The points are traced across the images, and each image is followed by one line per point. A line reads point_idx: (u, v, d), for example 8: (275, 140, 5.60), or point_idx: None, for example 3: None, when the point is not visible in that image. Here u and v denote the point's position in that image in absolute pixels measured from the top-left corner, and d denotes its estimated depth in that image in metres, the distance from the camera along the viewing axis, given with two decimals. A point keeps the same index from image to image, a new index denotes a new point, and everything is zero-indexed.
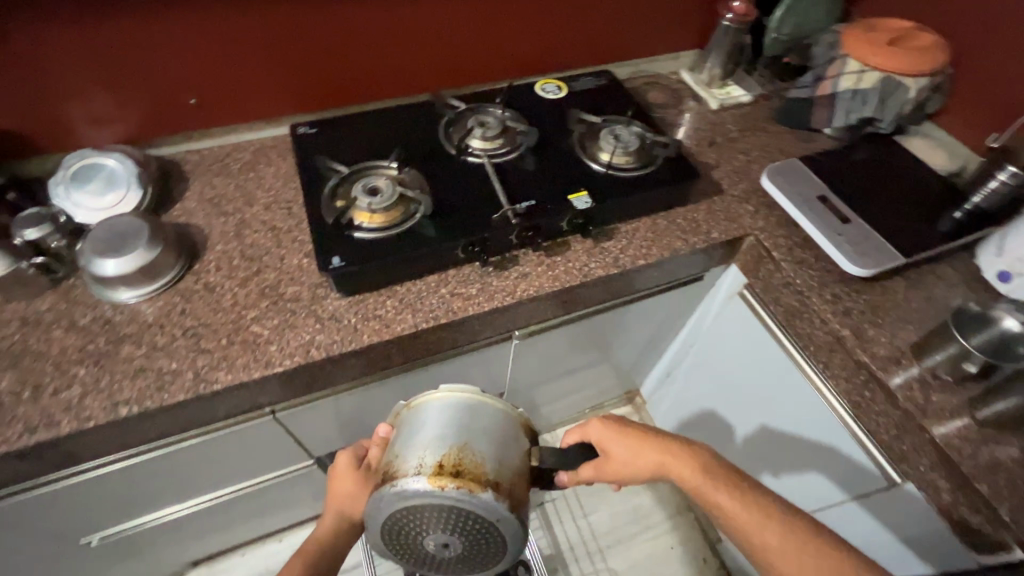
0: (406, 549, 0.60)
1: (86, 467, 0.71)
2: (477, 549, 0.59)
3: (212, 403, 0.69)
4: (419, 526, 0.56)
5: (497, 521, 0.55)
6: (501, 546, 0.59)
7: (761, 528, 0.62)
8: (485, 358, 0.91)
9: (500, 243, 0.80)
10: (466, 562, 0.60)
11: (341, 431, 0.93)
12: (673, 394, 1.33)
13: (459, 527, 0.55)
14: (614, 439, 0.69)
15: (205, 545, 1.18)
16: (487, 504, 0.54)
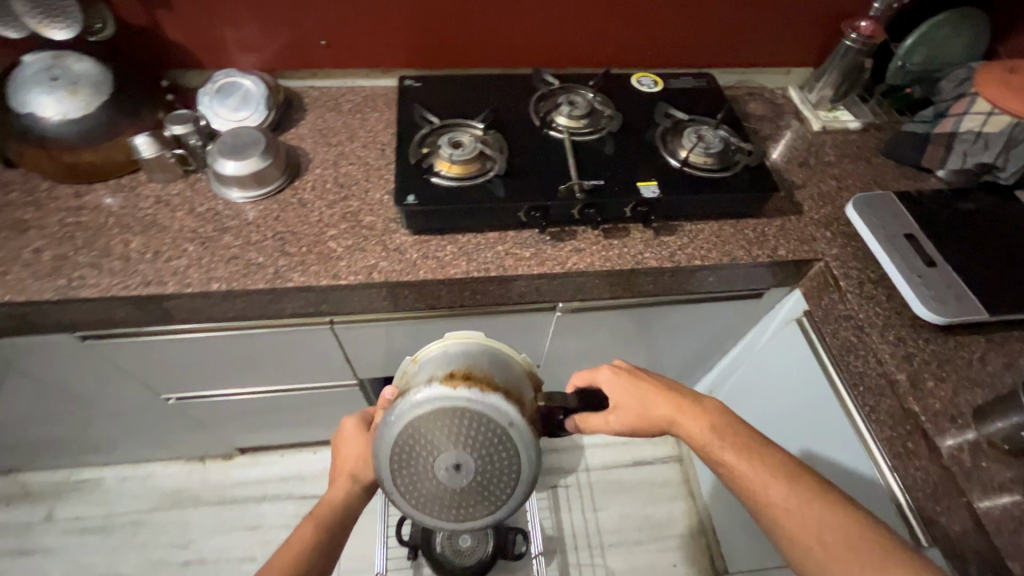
0: (417, 492, 0.56)
1: (178, 329, 0.85)
2: (491, 479, 0.56)
3: (284, 298, 0.80)
4: (431, 444, 0.55)
5: (509, 426, 0.56)
6: (516, 476, 0.57)
7: (767, 487, 0.63)
8: (526, 323, 0.96)
9: (562, 215, 0.84)
10: (480, 500, 0.56)
11: (386, 358, 1.02)
12: None
13: (472, 439, 0.55)
14: (626, 390, 0.75)
15: (254, 436, 1.34)
16: (499, 405, 0.56)
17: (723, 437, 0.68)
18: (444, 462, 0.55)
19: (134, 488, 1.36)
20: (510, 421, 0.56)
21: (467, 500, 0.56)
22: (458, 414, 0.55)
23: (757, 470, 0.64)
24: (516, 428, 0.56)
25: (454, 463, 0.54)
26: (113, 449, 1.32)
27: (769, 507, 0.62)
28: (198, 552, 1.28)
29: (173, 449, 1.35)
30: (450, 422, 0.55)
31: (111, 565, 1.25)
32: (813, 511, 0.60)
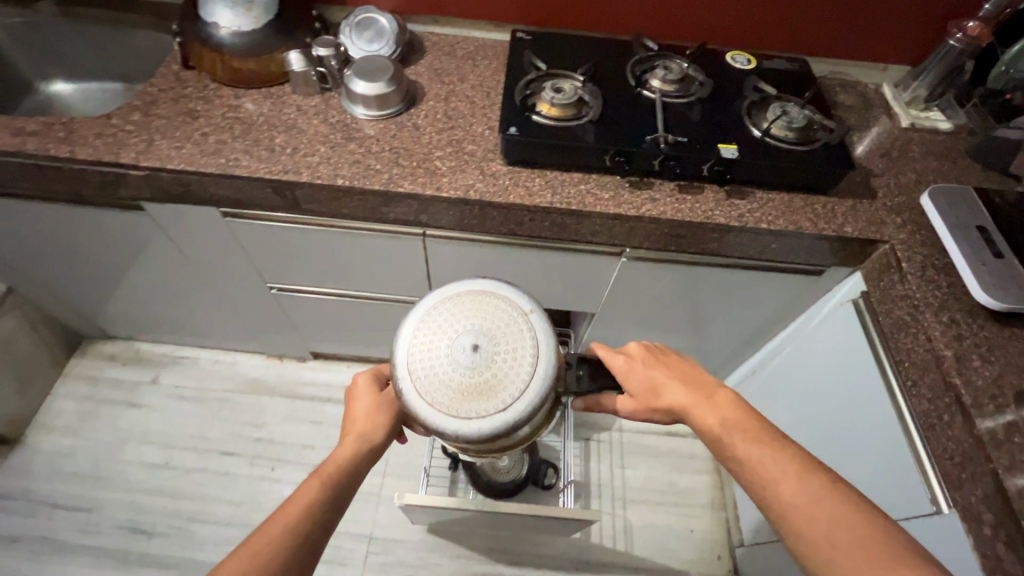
0: (439, 374, 0.67)
1: (302, 218, 1.01)
2: (502, 362, 0.68)
3: (392, 202, 0.93)
4: (455, 332, 0.69)
5: (522, 317, 0.70)
6: (526, 363, 0.67)
7: (779, 483, 0.68)
8: (591, 264, 1.06)
9: (643, 166, 0.92)
10: (495, 382, 0.67)
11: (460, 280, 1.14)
12: (753, 391, 1.36)
13: (491, 325, 0.69)
14: (647, 375, 0.82)
15: (328, 343, 1.50)
16: (514, 301, 0.72)
17: (736, 433, 0.73)
18: (464, 341, 0.68)
19: (223, 371, 1.56)
20: (523, 313, 0.71)
21: (483, 379, 0.66)
22: (479, 309, 0.71)
23: (769, 465, 0.70)
24: (526, 320, 0.70)
25: (473, 340, 0.67)
26: (212, 333, 1.52)
27: (779, 503, 0.67)
28: (268, 432, 1.46)
29: (259, 343, 1.55)
30: (472, 313, 0.70)
31: (198, 428, 1.45)
32: (822, 508, 0.65)
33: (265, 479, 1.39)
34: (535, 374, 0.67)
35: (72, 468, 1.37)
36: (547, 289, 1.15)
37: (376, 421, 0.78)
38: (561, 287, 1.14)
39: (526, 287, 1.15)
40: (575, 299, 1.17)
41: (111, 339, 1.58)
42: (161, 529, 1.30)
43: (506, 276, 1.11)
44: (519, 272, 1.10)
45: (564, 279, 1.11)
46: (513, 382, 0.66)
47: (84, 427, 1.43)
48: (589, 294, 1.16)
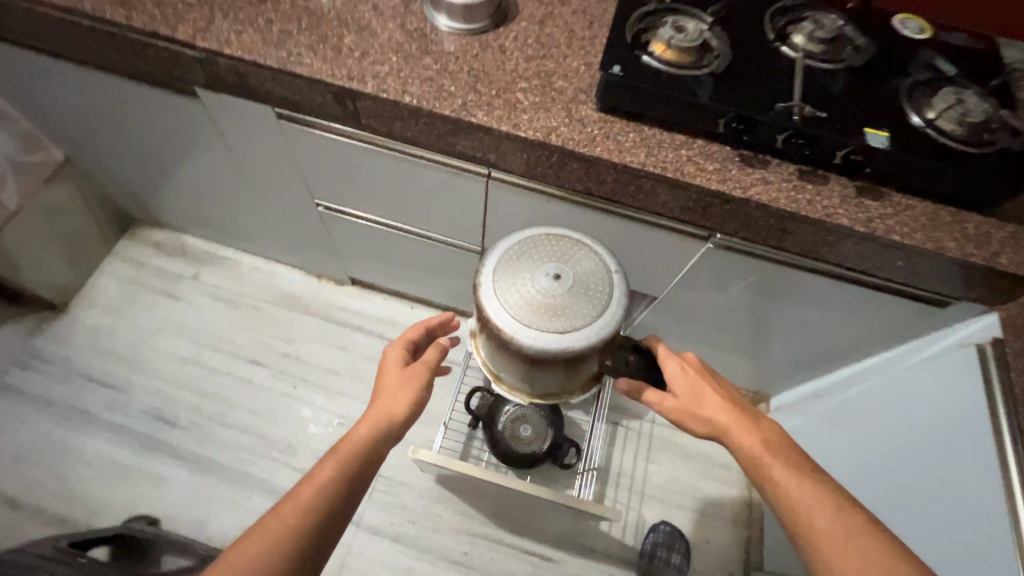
0: (511, 283, 0.60)
1: (361, 136, 0.92)
2: (578, 300, 0.59)
3: (461, 133, 0.81)
4: (543, 255, 0.62)
5: (613, 272, 0.62)
6: (601, 311, 0.58)
7: (816, 514, 0.65)
8: (668, 245, 0.93)
9: (763, 139, 0.76)
10: (560, 313, 0.58)
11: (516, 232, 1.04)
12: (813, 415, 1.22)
13: (582, 262, 0.62)
14: (697, 380, 0.76)
15: (369, 271, 1.45)
16: (610, 257, 0.64)
17: (771, 453, 0.70)
18: (547, 267, 0.60)
19: (261, 280, 1.54)
20: (613, 268, 0.62)
21: (550, 304, 0.59)
22: (577, 248, 0.63)
23: (804, 492, 0.66)
24: (614, 275, 0.62)
25: (556, 267, 0.60)
26: (255, 239, 1.49)
27: (811, 531, 0.64)
28: (296, 349, 1.44)
29: (299, 258, 1.51)
30: (563, 249, 0.63)
31: (229, 332, 1.45)
32: (858, 545, 0.62)
33: (286, 395, 1.38)
34: (600, 326, 0.58)
35: (109, 346, 1.40)
36: (611, 262, 1.03)
37: (400, 399, 0.75)
38: (627, 264, 1.02)
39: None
40: (638, 278, 1.05)
41: (159, 227, 1.58)
42: (182, 422, 1.32)
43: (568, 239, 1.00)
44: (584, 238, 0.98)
45: (632, 255, 0.99)
46: (577, 321, 0.58)
47: (125, 309, 1.45)
48: (655, 277, 1.04)
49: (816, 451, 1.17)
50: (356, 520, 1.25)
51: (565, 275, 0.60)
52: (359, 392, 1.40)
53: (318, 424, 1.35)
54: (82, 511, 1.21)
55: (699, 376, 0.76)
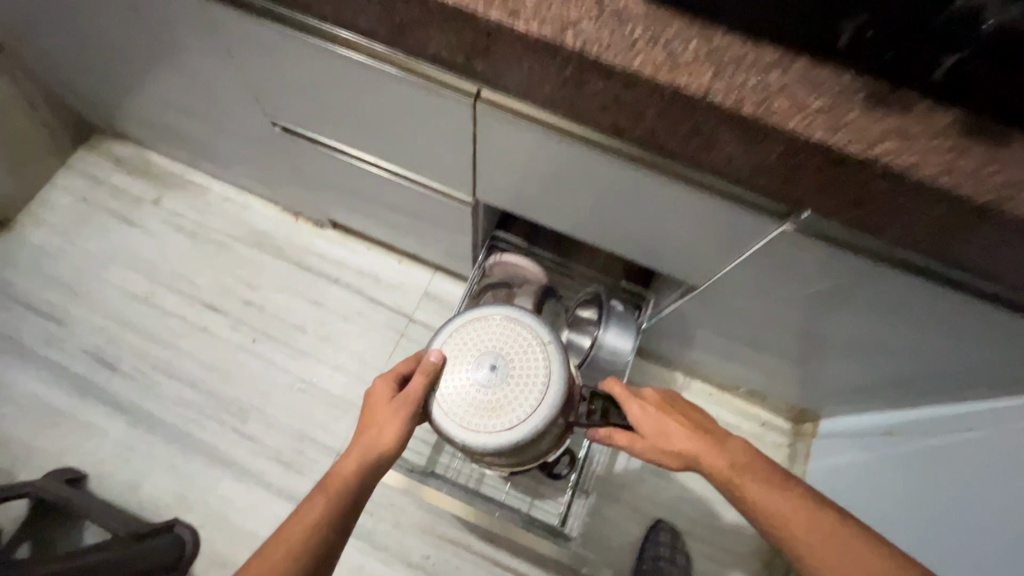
0: (458, 388, 0.75)
1: (313, 28, 0.68)
2: (517, 384, 0.74)
3: (432, 21, 0.54)
4: (479, 351, 0.76)
5: (544, 344, 0.76)
6: (536, 389, 0.73)
7: (793, 525, 0.63)
8: (721, 219, 0.66)
9: (912, 60, 0.46)
10: (503, 406, 0.73)
11: (516, 180, 0.78)
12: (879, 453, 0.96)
13: (513, 346, 0.76)
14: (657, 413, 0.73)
15: (351, 211, 1.21)
16: (538, 330, 0.77)
17: (738, 471, 0.68)
18: (489, 362, 0.75)
19: (229, 212, 1.33)
20: (546, 344, 0.76)
21: (493, 400, 0.73)
22: (504, 334, 0.77)
23: (780, 504, 0.65)
24: (546, 350, 0.76)
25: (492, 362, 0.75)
26: (222, 162, 1.27)
27: (789, 540, 0.63)
28: (260, 297, 1.24)
29: (273, 191, 1.28)
30: (492, 342, 0.77)
31: (187, 269, 1.26)
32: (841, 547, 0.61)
33: (244, 348, 1.20)
34: (546, 403, 0.72)
35: (52, 272, 1.23)
36: (640, 234, 0.77)
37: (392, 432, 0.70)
38: (661, 238, 0.75)
39: (608, 222, 0.77)
40: (675, 258, 0.79)
41: (121, 139, 1.37)
42: (125, 367, 1.16)
43: (584, 198, 0.74)
44: (605, 198, 0.72)
45: (669, 227, 0.72)
46: (519, 406, 0.72)
47: (74, 231, 1.27)
48: (697, 259, 0.77)
49: (874, 502, 0.91)
50: None
51: (508, 366, 0.75)
52: (327, 355, 1.20)
53: (276, 387, 1.17)
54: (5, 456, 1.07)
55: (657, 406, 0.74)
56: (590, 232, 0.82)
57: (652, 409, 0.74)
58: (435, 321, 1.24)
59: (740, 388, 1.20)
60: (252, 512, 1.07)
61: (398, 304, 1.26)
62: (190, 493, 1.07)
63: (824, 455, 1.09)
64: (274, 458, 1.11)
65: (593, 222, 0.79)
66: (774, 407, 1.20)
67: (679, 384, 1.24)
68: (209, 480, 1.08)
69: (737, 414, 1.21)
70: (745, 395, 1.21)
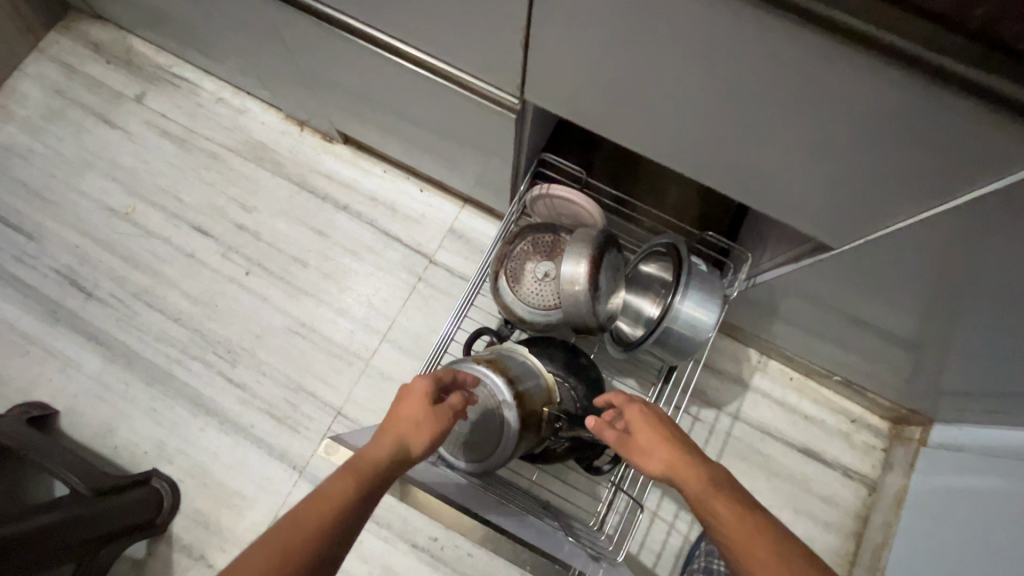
0: None
1: None
2: (474, 439, 0.66)
3: None
4: None
5: (503, 400, 0.65)
6: (495, 446, 0.65)
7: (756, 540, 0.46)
8: (960, 122, 0.40)
9: None
10: (465, 457, 0.67)
11: (606, 58, 0.53)
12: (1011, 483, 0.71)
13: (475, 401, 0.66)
14: (649, 418, 0.59)
15: (366, 121, 0.97)
16: (497, 386, 0.65)
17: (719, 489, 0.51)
18: None
19: (223, 118, 1.11)
20: (503, 395, 0.65)
21: (455, 450, 0.67)
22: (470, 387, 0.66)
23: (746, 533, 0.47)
24: (504, 409, 0.64)
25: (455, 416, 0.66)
26: (211, 53, 1.03)
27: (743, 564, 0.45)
28: (256, 223, 1.05)
29: (273, 93, 1.05)
30: None
31: (173, 183, 1.06)
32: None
33: (235, 281, 1.01)
34: (500, 457, 0.65)
35: (23, 176, 1.05)
36: (783, 149, 0.52)
37: (426, 433, 0.54)
38: (829, 154, 0.50)
39: (746, 130, 0.52)
40: (825, 191, 0.55)
41: (103, 22, 1.14)
42: (101, 293, 1.00)
43: (720, 86, 0.48)
44: (753, 90, 0.47)
45: (854, 136, 0.46)
46: (480, 460, 0.66)
47: (47, 129, 1.08)
48: (876, 193, 0.51)
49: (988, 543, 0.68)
50: (299, 465, 0.93)
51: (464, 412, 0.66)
52: (331, 297, 1.01)
53: (270, 329, 0.99)
54: None
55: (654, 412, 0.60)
56: (704, 144, 0.58)
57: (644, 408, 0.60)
58: (459, 267, 1.03)
59: (835, 377, 0.96)
60: (239, 470, 0.93)
61: (417, 241, 1.04)
62: (170, 443, 0.93)
63: (936, 472, 0.85)
64: (265, 411, 0.95)
65: (722, 129, 0.54)
66: (874, 405, 0.96)
67: (752, 364, 1.00)
68: (192, 430, 0.94)
69: (821, 406, 0.98)
70: (837, 384, 0.97)
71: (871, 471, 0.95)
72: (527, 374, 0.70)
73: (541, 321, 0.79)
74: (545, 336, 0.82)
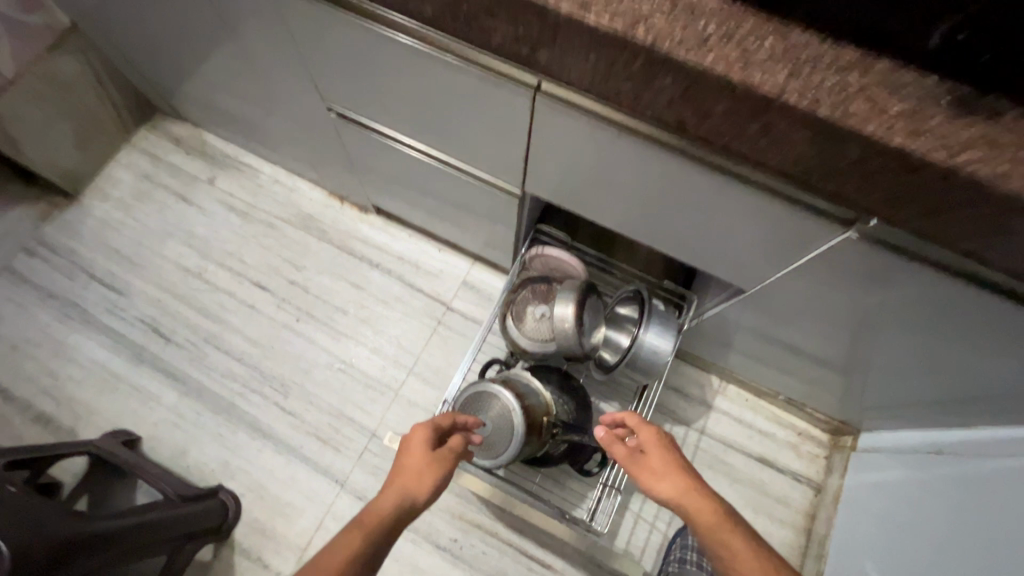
0: None
1: (368, 15, 0.68)
2: (491, 441, 0.86)
3: (497, 13, 0.54)
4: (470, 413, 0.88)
5: (512, 409, 0.86)
6: (506, 445, 0.85)
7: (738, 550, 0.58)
8: (779, 221, 0.64)
9: (1007, 69, 0.43)
10: (484, 455, 0.86)
11: (573, 175, 0.77)
12: (916, 472, 0.91)
13: (491, 411, 0.86)
14: (657, 443, 0.72)
15: (396, 198, 1.23)
16: (507, 399, 0.86)
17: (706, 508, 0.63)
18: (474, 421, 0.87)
19: (278, 194, 1.37)
20: (512, 405, 0.86)
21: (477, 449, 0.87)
22: (487, 401, 0.87)
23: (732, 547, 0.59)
24: (512, 416, 0.85)
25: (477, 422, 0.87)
26: (273, 145, 1.30)
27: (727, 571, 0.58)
28: (305, 278, 1.28)
29: (321, 175, 1.31)
30: (478, 405, 0.88)
31: (237, 248, 1.30)
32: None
33: (288, 327, 1.24)
34: (510, 453, 0.85)
35: (115, 244, 1.29)
36: (694, 236, 0.76)
37: (422, 486, 0.67)
38: (721, 240, 0.74)
39: (663, 224, 0.77)
40: (728, 262, 0.79)
41: (181, 120, 1.42)
42: (177, 338, 1.21)
43: (646, 196, 0.73)
44: (667, 200, 0.71)
45: (732, 230, 0.70)
46: (495, 457, 0.85)
47: (135, 207, 1.33)
48: (757, 263, 0.75)
49: (900, 524, 0.88)
50: (340, 479, 1.12)
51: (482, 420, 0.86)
52: (366, 338, 1.23)
53: (317, 365, 1.20)
54: (68, 413, 1.14)
55: (661, 437, 0.73)
56: (645, 232, 0.81)
57: (651, 434, 0.73)
58: (471, 312, 1.26)
59: (780, 396, 1.17)
60: (290, 484, 1.11)
61: (436, 291, 1.28)
62: (233, 462, 1.12)
63: (861, 470, 1.05)
64: (311, 434, 1.15)
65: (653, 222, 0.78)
66: (814, 419, 1.17)
67: (715, 387, 1.22)
68: (251, 451, 1.13)
69: (772, 421, 1.19)
70: (783, 403, 1.18)
71: (816, 474, 1.15)
72: (530, 392, 0.91)
73: (540, 351, 1.01)
74: (543, 365, 1.04)
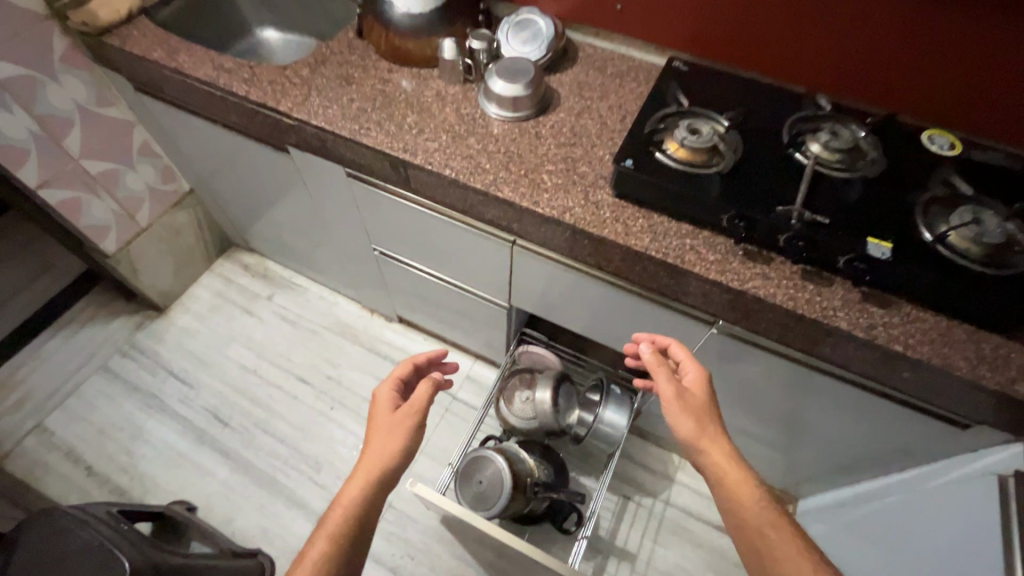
0: (461, 491, 1.14)
1: (409, 198, 1.07)
2: (486, 494, 1.11)
3: (489, 203, 0.92)
4: (470, 473, 1.14)
5: (501, 468, 1.11)
6: (498, 497, 1.09)
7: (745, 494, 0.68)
8: (672, 325, 0.97)
9: (763, 236, 0.79)
10: (481, 506, 1.10)
11: (541, 296, 1.12)
12: (835, 525, 1.13)
13: (486, 470, 1.12)
14: (698, 388, 0.76)
15: (415, 311, 1.58)
16: (498, 460, 1.12)
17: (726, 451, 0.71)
18: (474, 479, 1.13)
19: (322, 307, 1.73)
20: (501, 465, 1.11)
21: (476, 501, 1.11)
22: (483, 462, 1.13)
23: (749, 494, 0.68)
24: (503, 473, 1.10)
25: (477, 479, 1.12)
26: (321, 272, 1.69)
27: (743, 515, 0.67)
28: (339, 374, 1.59)
29: (357, 293, 1.68)
30: (476, 466, 1.13)
31: (287, 350, 1.63)
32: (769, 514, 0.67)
33: (324, 414, 1.52)
34: (501, 504, 1.08)
35: (191, 348, 1.63)
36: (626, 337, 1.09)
37: (385, 446, 0.72)
38: None
39: (604, 330, 1.10)
40: None
41: (250, 251, 1.84)
42: (234, 424, 1.49)
43: (590, 310, 1.07)
44: (603, 312, 1.05)
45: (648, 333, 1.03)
46: (490, 508, 1.09)
47: (209, 319, 1.69)
48: None
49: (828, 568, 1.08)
50: None
51: (480, 478, 1.12)
52: None
53: (346, 446, 1.46)
54: (139, 486, 1.39)
55: (703, 382, 0.77)
56: (594, 334, 1.13)
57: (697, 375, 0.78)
58: (473, 401, 1.54)
59: None
60: None
61: None
62: (272, 530, 1.34)
63: None
64: None
65: (598, 328, 1.10)
66: None
67: (676, 464, 1.45)
68: (287, 519, 1.35)
69: None
70: None
71: None
72: (517, 458, 1.17)
73: (525, 428, 1.29)
74: (528, 441, 1.30)
